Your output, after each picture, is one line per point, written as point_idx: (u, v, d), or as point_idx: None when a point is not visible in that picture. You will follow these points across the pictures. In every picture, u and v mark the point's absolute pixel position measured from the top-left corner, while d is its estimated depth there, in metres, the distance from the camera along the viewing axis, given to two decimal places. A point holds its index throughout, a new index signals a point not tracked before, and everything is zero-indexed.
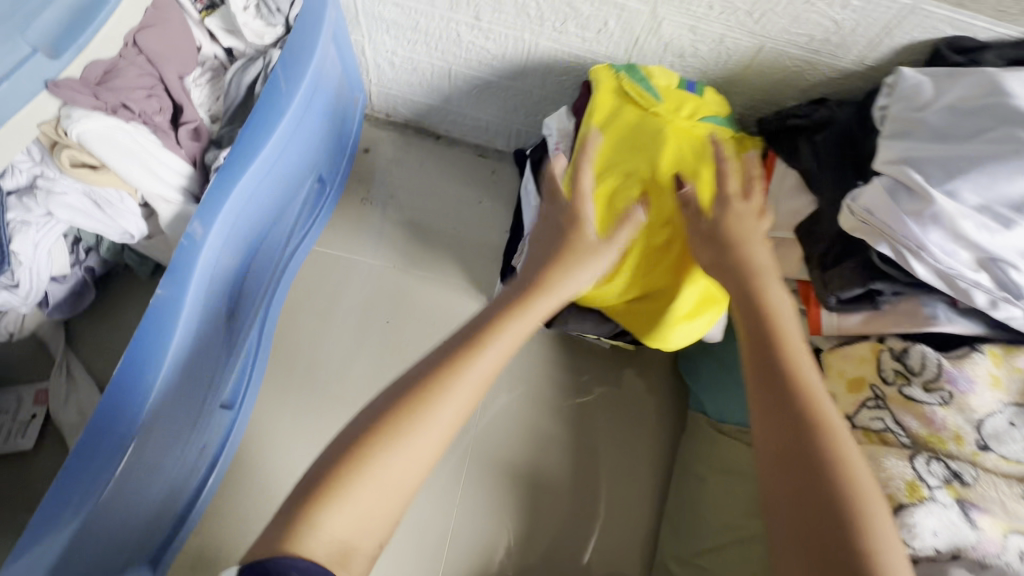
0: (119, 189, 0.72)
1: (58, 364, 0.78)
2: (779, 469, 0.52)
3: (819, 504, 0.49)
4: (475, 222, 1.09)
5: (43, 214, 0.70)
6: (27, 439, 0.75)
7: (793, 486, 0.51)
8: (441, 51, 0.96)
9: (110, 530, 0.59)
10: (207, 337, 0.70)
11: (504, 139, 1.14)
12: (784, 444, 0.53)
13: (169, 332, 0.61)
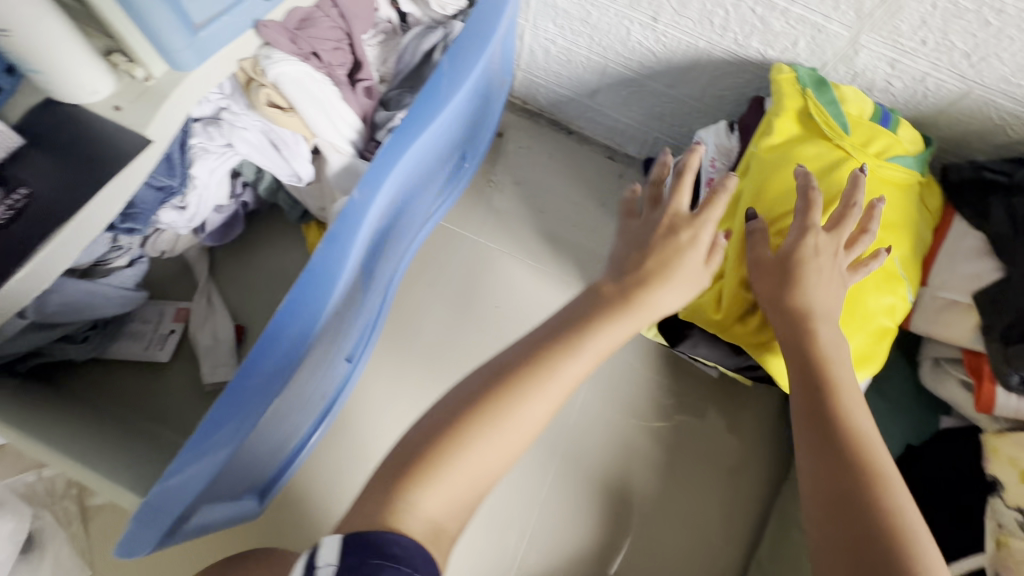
0: (296, 135, 0.75)
1: (200, 290, 0.82)
2: (817, 501, 0.51)
3: (863, 538, 0.47)
4: (596, 224, 1.07)
5: (222, 145, 0.73)
6: (164, 351, 0.79)
7: (845, 508, 0.49)
8: (603, 47, 0.94)
9: (238, 467, 0.62)
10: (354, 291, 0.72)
11: (637, 146, 1.11)
12: (834, 471, 0.52)
13: (320, 293, 0.62)
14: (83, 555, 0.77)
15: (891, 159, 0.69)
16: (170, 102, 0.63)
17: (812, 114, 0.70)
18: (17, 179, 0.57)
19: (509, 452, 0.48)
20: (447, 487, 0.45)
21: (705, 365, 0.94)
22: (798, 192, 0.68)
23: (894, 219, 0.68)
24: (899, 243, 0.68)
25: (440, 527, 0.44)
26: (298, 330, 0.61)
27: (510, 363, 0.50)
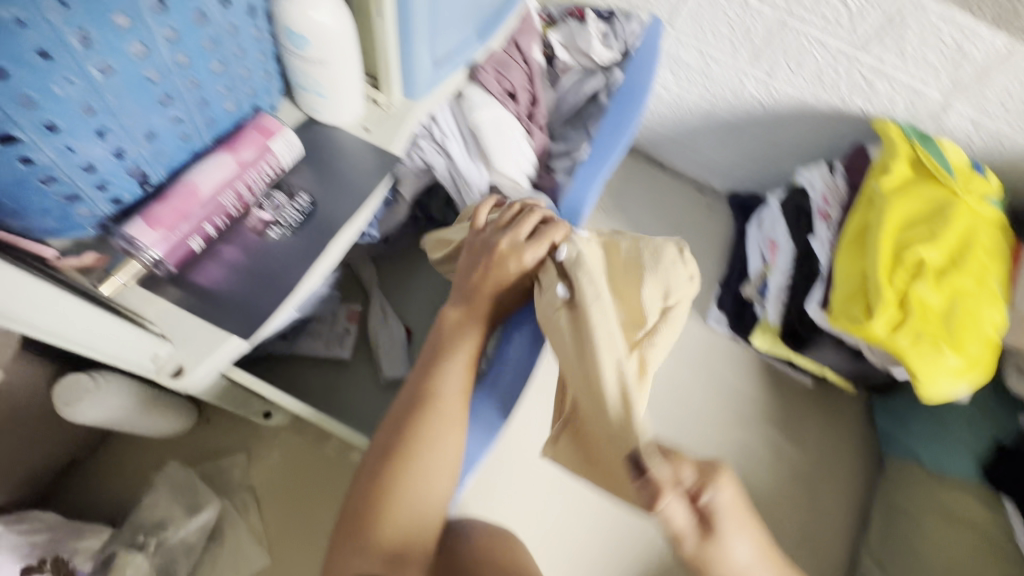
0: (480, 166, 0.81)
1: (375, 299, 0.88)
2: None
3: None
4: (691, 250, 1.20)
5: (420, 167, 0.83)
6: (345, 349, 0.85)
7: None
8: (713, 95, 1.08)
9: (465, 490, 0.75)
10: None
11: (723, 180, 1.25)
12: None
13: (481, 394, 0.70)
14: (261, 543, 0.81)
15: (985, 201, 0.84)
16: (406, 125, 0.73)
17: (922, 161, 0.85)
18: (292, 184, 0.64)
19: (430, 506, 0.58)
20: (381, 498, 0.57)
21: (801, 375, 1.06)
22: (917, 221, 0.81)
23: (994, 250, 0.82)
24: (995, 268, 0.81)
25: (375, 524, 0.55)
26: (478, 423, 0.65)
27: (402, 409, 0.60)
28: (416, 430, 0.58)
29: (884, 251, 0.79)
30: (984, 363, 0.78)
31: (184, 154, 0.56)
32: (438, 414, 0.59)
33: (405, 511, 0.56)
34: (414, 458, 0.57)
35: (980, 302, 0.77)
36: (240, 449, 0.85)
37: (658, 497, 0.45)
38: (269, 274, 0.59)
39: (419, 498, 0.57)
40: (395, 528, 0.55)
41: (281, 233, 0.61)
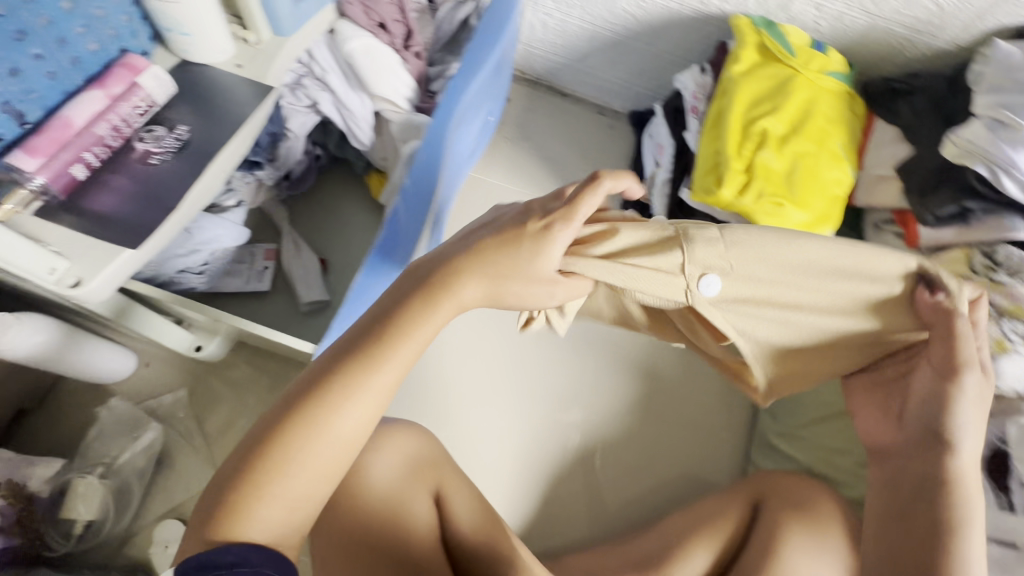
0: (362, 96, 0.89)
1: (286, 234, 0.96)
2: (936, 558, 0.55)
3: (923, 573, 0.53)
4: (595, 168, 1.28)
5: (308, 106, 0.90)
6: (263, 282, 0.93)
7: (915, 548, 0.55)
8: (593, 17, 1.15)
9: None
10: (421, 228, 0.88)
11: (623, 101, 1.32)
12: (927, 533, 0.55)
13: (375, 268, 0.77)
14: (207, 463, 0.89)
15: (825, 74, 0.92)
16: (279, 60, 0.79)
17: (766, 44, 0.93)
18: (170, 119, 0.71)
19: (314, 494, 0.48)
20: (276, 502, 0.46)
21: None
22: (763, 99, 0.90)
23: (834, 117, 0.91)
24: (836, 133, 0.90)
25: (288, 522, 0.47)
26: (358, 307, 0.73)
27: (312, 383, 0.49)
28: (316, 411, 0.48)
29: (733, 129, 0.87)
30: (831, 218, 0.88)
31: (56, 93, 0.63)
32: (354, 395, 0.49)
33: (273, 500, 0.46)
34: (302, 440, 0.47)
35: (819, 163, 0.87)
36: (180, 385, 0.93)
37: (955, 372, 0.57)
38: (152, 196, 0.66)
39: (296, 485, 0.47)
40: (251, 518, 0.45)
41: (162, 161, 0.68)
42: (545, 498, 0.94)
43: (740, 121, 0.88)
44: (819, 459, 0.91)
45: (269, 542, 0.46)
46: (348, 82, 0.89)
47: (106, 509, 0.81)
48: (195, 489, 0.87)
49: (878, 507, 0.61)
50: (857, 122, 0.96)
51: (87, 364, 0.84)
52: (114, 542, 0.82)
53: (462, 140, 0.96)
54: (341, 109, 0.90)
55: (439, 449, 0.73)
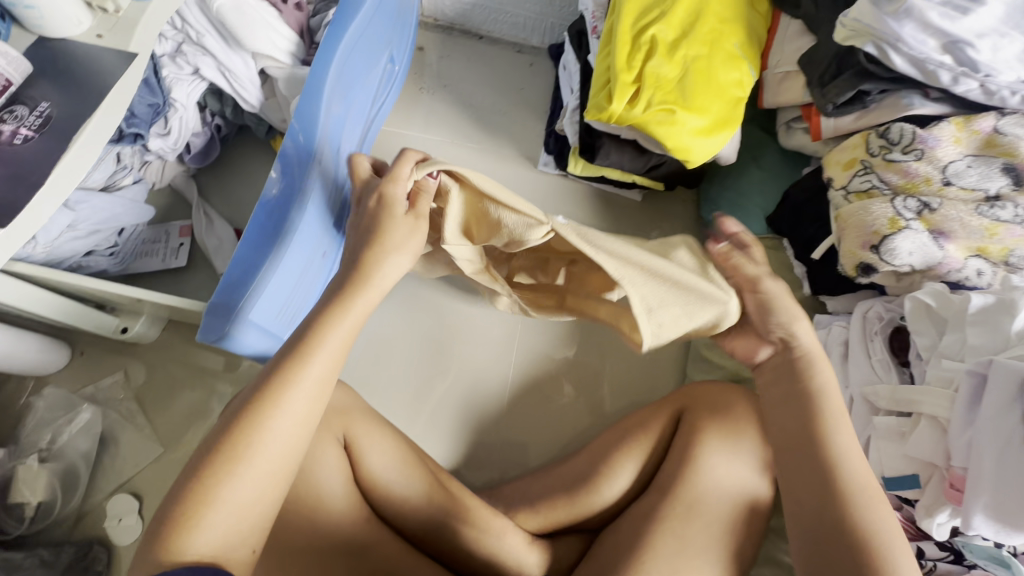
0: (243, 55, 0.88)
1: (196, 208, 0.95)
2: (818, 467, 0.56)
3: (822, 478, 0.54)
4: (517, 108, 1.26)
5: (191, 73, 0.88)
6: (179, 257, 0.93)
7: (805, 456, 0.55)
8: None
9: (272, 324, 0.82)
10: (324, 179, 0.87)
11: (540, 36, 1.29)
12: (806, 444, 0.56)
13: (269, 220, 0.76)
14: (151, 439, 0.91)
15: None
16: (140, 26, 0.76)
17: None
18: (33, 97, 0.71)
19: (265, 497, 0.47)
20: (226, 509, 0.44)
21: (628, 191, 1.14)
22: (651, 5, 0.87)
23: (727, 17, 0.88)
24: (731, 33, 0.87)
25: (237, 527, 0.45)
26: (247, 260, 0.75)
27: (254, 390, 0.49)
28: (257, 415, 0.47)
29: (621, 40, 0.85)
30: (733, 119, 0.85)
31: None
32: (292, 395, 0.49)
33: (220, 509, 0.44)
34: (246, 443, 0.46)
35: (712, 65, 0.85)
36: (116, 369, 0.94)
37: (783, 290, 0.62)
38: (18, 174, 0.66)
39: (243, 488, 0.45)
40: (200, 530, 0.43)
41: (28, 139, 0.68)
42: (485, 435, 0.96)
43: (628, 31, 0.85)
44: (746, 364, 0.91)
45: (217, 554, 0.43)
46: (226, 44, 0.87)
47: (53, 492, 0.83)
48: (142, 464, 0.89)
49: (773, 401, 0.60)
50: (759, 20, 0.93)
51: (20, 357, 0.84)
52: (67, 523, 0.85)
53: (357, 89, 0.95)
54: (224, 73, 0.88)
55: (354, 398, 0.74)
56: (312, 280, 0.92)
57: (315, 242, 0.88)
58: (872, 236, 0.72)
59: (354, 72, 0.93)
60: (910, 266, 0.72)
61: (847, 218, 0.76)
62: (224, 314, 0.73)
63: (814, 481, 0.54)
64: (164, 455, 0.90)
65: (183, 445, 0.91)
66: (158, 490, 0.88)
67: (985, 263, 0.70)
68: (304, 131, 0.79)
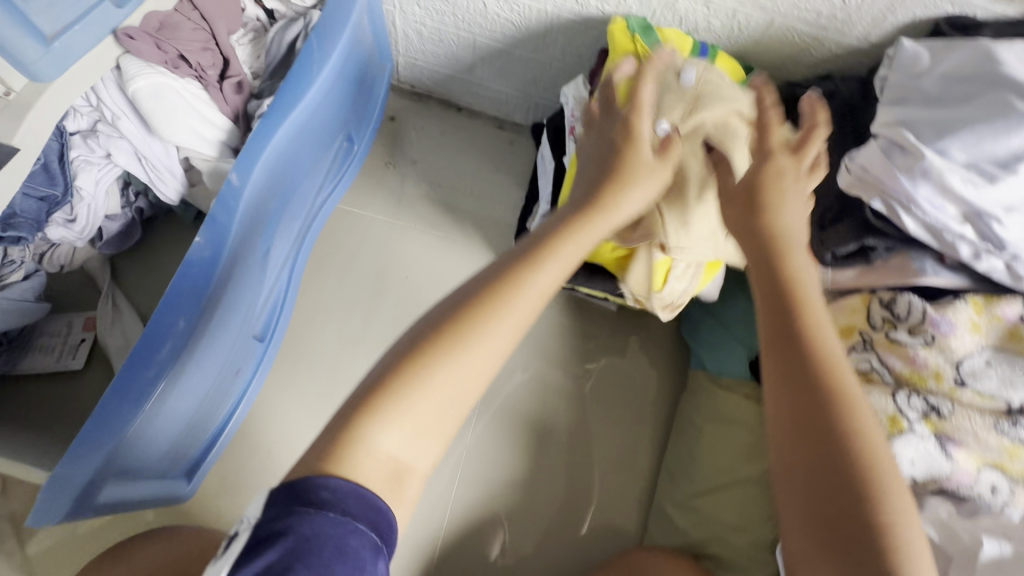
0: (165, 141, 0.78)
1: (104, 295, 0.84)
2: (795, 444, 0.46)
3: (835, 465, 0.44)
4: (490, 192, 1.15)
5: (103, 156, 0.77)
6: (77, 359, 0.82)
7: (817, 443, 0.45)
8: (467, 23, 1.00)
9: (142, 457, 0.67)
10: (238, 287, 0.74)
11: (523, 113, 1.18)
12: (806, 403, 0.46)
13: (151, 355, 0.62)
14: (21, 571, 0.79)
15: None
16: (32, 115, 0.65)
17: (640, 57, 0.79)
18: None
19: (454, 405, 0.46)
20: (404, 430, 0.44)
21: (602, 302, 1.02)
22: None
23: None
24: None
25: (400, 460, 0.44)
26: (108, 412, 0.60)
27: (483, 279, 0.49)
28: (451, 333, 0.46)
29: None
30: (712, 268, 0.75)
31: None
32: (524, 290, 0.49)
33: (411, 403, 0.44)
34: (443, 360, 0.45)
35: None
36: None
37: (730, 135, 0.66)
38: None
39: (418, 405, 0.44)
40: (382, 425, 0.43)
41: None
42: None
43: None
44: (714, 536, 0.79)
45: (394, 461, 0.44)
46: (146, 127, 0.77)
47: None
48: None
49: (774, 360, 0.49)
50: None
51: None
52: None
53: (298, 176, 0.84)
54: (140, 163, 0.78)
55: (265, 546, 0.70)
56: (216, 406, 0.78)
57: (222, 365, 0.75)
58: None
59: (296, 158, 0.81)
60: (910, 477, 0.60)
61: None
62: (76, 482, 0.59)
63: (830, 461, 0.44)
64: None
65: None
66: None
67: (1001, 479, 0.58)
68: (212, 239, 0.67)
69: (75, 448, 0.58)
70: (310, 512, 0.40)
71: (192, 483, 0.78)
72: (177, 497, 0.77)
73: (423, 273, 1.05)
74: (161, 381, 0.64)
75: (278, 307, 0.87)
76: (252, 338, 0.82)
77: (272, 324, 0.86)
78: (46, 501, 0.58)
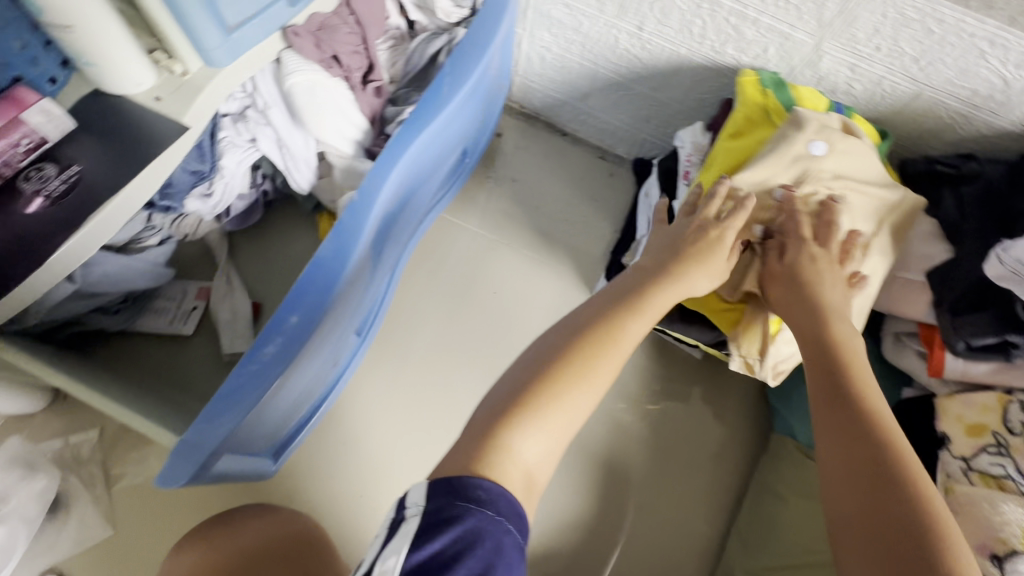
0: (306, 133, 0.82)
1: (220, 271, 0.89)
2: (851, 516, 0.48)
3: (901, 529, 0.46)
4: (584, 221, 1.15)
5: (248, 140, 0.81)
6: (188, 325, 0.86)
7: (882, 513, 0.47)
8: (595, 54, 1.02)
9: (251, 435, 0.70)
10: (357, 283, 0.77)
11: (627, 146, 1.18)
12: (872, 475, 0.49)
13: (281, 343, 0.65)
14: (104, 517, 0.82)
15: (857, 153, 0.73)
16: (202, 95, 0.70)
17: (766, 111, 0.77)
18: (70, 156, 0.64)
19: (568, 425, 0.50)
20: (534, 447, 0.48)
21: (688, 347, 1.00)
22: None
23: None
24: None
25: (535, 472, 0.47)
26: (237, 390, 0.63)
27: (579, 326, 0.55)
28: (573, 358, 0.52)
29: None
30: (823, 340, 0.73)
31: None
32: (621, 339, 0.55)
33: (541, 421, 0.48)
34: (570, 382, 0.50)
35: None
36: (92, 425, 0.86)
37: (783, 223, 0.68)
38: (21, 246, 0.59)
39: (551, 420, 0.48)
40: (529, 433, 0.47)
41: (38, 206, 0.61)
42: None
43: None
44: None
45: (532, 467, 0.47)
46: (292, 118, 0.81)
47: None
48: (85, 544, 0.80)
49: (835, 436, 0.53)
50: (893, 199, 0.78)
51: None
52: None
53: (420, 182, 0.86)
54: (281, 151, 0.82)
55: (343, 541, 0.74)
56: (313, 393, 0.80)
57: (327, 355, 0.78)
58: (997, 541, 0.59)
59: (422, 166, 0.84)
60: None
61: (966, 505, 0.63)
62: (197, 451, 0.62)
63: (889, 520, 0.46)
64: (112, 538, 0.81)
65: (136, 531, 0.82)
66: None
67: None
68: (345, 235, 0.69)
69: (203, 422, 0.61)
70: (473, 508, 0.43)
71: (277, 461, 0.81)
72: (262, 473, 0.79)
73: (512, 290, 1.06)
74: (284, 367, 0.67)
75: (378, 304, 0.90)
76: (354, 331, 0.84)
77: (369, 320, 0.88)
78: (170, 465, 0.61)
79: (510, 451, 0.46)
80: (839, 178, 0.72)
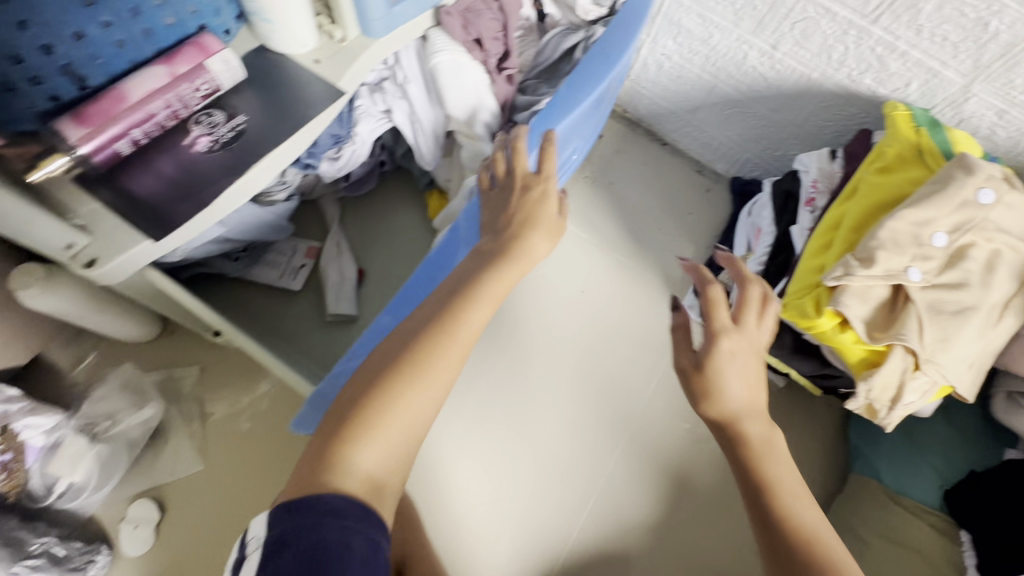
0: (438, 112, 0.84)
1: (332, 235, 0.92)
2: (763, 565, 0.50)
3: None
4: (675, 232, 1.14)
5: (382, 111, 0.83)
6: (297, 280, 0.89)
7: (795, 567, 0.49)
8: (717, 68, 1.01)
9: None
10: None
11: (727, 163, 1.17)
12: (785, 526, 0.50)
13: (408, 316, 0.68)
14: (197, 451, 0.86)
15: (1005, 203, 0.70)
16: (358, 63, 0.72)
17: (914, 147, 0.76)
18: (234, 106, 0.67)
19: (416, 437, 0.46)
20: (377, 451, 0.44)
21: (773, 373, 0.98)
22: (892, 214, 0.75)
23: None
24: None
25: (385, 474, 0.44)
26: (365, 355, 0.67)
27: (424, 321, 0.50)
28: (424, 356, 0.48)
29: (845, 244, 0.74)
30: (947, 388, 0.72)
31: (122, 61, 0.59)
32: (459, 332, 0.50)
33: (382, 433, 0.45)
34: (406, 379, 0.46)
35: None
36: (193, 362, 0.90)
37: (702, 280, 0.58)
38: (188, 185, 0.62)
39: (393, 428, 0.45)
40: (363, 442, 0.44)
41: (206, 150, 0.64)
42: None
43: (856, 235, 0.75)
44: None
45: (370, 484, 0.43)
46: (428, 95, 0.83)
47: (90, 475, 0.79)
48: (178, 474, 0.84)
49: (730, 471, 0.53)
50: None
51: (114, 327, 0.81)
52: (91, 507, 0.81)
53: None
54: (414, 127, 0.85)
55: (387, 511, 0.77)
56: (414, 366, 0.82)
57: None
58: None
59: None
60: None
61: None
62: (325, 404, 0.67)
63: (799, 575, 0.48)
64: (203, 472, 0.85)
65: (225, 469, 0.86)
66: (184, 507, 0.83)
67: None
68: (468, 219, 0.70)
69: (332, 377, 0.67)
70: (322, 521, 0.40)
71: None
72: None
73: (599, 291, 1.06)
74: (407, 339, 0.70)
75: None
76: None
77: None
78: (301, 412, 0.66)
79: (345, 462, 0.43)
80: (983, 227, 0.70)
